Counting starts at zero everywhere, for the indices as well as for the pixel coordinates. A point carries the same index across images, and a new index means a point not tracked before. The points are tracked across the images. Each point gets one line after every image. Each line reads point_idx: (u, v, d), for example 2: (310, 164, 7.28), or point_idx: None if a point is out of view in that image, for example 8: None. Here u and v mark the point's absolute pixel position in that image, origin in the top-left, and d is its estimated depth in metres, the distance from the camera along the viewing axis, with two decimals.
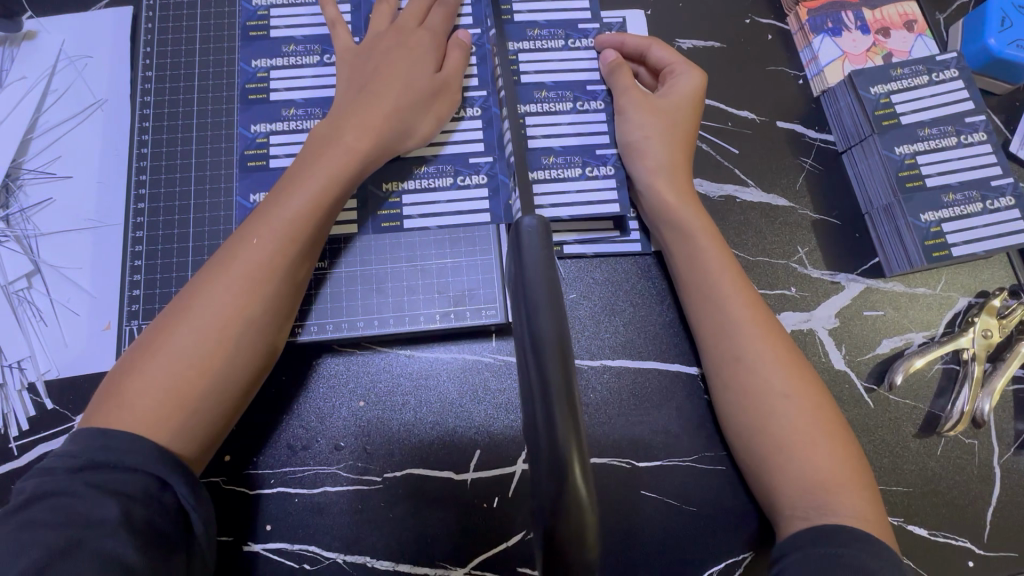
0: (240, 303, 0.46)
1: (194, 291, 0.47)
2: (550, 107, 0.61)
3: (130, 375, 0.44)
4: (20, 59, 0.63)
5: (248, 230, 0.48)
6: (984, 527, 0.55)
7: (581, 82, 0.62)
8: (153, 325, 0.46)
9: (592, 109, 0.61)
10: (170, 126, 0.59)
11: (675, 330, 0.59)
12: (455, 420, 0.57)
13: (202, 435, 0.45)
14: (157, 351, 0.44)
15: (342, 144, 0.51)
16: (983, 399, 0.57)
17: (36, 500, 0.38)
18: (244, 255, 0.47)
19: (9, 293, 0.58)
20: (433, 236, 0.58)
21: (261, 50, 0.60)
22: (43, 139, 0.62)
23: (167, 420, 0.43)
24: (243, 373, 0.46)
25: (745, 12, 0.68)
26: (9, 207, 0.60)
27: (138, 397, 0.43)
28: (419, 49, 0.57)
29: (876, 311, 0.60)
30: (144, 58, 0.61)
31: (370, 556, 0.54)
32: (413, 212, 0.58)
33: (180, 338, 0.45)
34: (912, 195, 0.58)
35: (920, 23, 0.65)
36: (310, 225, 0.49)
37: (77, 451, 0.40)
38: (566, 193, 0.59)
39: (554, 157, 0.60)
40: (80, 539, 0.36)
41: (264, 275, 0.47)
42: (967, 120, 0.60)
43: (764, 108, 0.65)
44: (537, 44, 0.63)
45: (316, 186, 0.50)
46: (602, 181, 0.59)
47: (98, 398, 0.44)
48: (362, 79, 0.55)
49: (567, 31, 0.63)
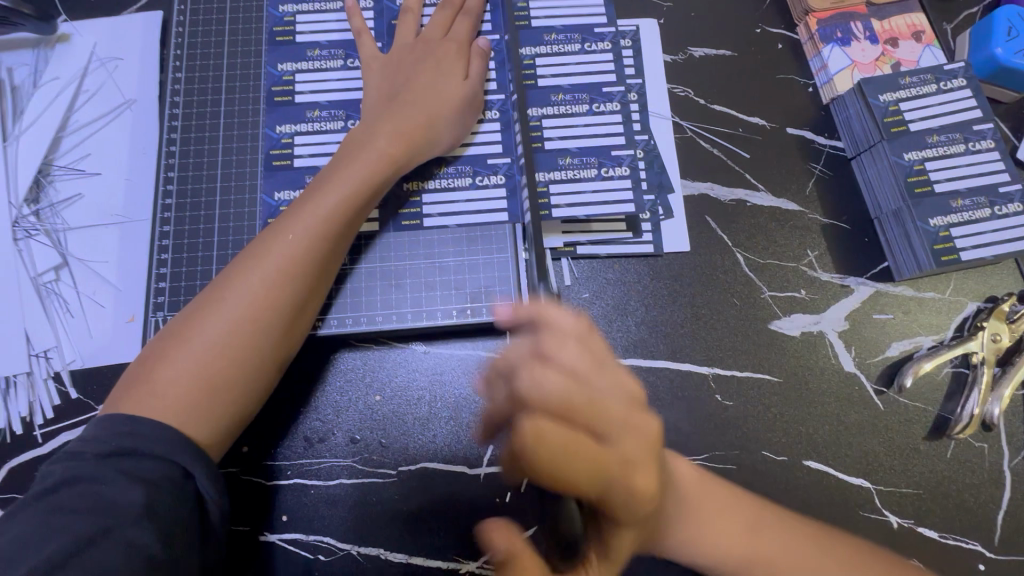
0: (271, 297, 0.48)
1: (225, 283, 0.48)
2: (566, 110, 0.63)
3: (160, 362, 0.45)
4: (54, 60, 0.65)
5: (280, 227, 0.50)
6: (994, 531, 0.55)
7: (597, 85, 0.64)
8: (186, 313, 0.47)
9: (607, 110, 0.63)
10: (198, 126, 0.61)
11: (687, 330, 0.60)
12: (469, 416, 0.58)
13: (225, 423, 0.46)
14: (187, 339, 0.46)
15: (374, 150, 0.54)
16: (993, 403, 0.57)
17: (64, 486, 0.39)
18: (277, 250, 0.49)
19: (37, 285, 0.60)
20: (451, 234, 0.59)
21: (287, 55, 0.63)
22: (74, 137, 0.64)
23: (194, 406, 0.44)
24: (269, 365, 0.48)
25: (756, 21, 0.70)
26: (39, 202, 0.61)
27: (166, 384, 0.44)
28: (447, 58, 0.59)
29: (886, 314, 0.61)
30: (175, 60, 0.64)
31: (384, 549, 0.54)
32: (432, 211, 0.60)
33: (210, 328, 0.46)
34: (920, 200, 0.59)
35: (928, 34, 0.66)
36: (340, 224, 0.51)
37: (104, 437, 0.42)
38: (583, 195, 0.60)
39: (570, 157, 0.62)
40: (108, 525, 0.38)
41: (294, 272, 0.49)
42: (975, 128, 0.61)
43: (774, 114, 0.66)
44: (554, 49, 0.65)
45: (347, 187, 0.52)
46: (617, 182, 0.61)
47: (127, 384, 0.45)
48: (393, 89, 0.58)
49: (583, 34, 0.65)
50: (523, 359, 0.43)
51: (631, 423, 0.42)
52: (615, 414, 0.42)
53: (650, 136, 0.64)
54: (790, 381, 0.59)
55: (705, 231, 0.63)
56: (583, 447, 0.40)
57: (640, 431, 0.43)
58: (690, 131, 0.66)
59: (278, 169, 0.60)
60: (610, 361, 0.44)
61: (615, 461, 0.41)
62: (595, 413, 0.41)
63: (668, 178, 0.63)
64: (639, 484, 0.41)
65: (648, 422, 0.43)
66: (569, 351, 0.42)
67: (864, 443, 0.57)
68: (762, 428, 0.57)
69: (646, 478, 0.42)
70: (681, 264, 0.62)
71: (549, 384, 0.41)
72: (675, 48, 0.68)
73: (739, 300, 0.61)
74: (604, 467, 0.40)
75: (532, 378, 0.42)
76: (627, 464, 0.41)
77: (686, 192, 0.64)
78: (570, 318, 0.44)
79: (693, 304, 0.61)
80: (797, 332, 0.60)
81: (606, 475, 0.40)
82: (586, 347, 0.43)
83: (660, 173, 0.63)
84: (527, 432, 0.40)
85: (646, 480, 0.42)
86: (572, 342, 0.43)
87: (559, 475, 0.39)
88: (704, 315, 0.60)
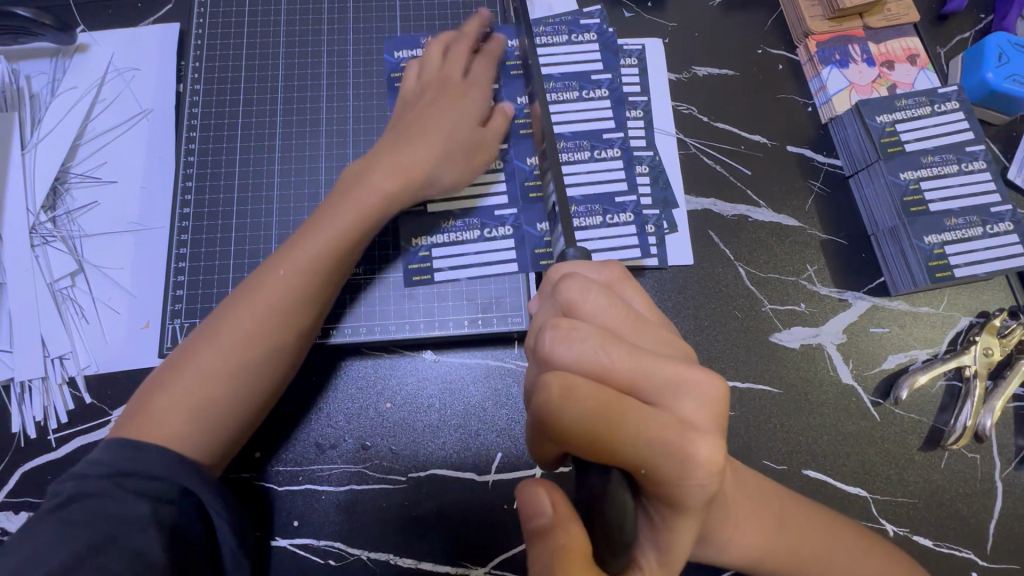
0: (266, 329, 0.49)
1: (223, 315, 0.50)
2: (571, 157, 0.64)
3: (158, 390, 0.47)
4: (73, 69, 0.67)
5: (278, 260, 0.52)
6: (985, 540, 0.57)
7: (596, 132, 0.65)
8: (186, 343, 0.49)
9: (609, 156, 0.64)
10: (216, 137, 0.63)
11: (689, 341, 0.62)
12: (479, 424, 0.59)
13: (220, 444, 0.48)
14: (185, 369, 0.47)
15: (372, 186, 0.54)
16: (984, 415, 0.59)
17: (73, 499, 0.40)
18: (272, 284, 0.50)
19: (53, 291, 0.60)
20: (462, 287, 0.60)
21: (307, 69, 0.65)
22: (91, 145, 0.65)
23: (191, 432, 0.46)
24: (264, 393, 0.50)
25: (758, 42, 0.72)
26: (55, 209, 0.62)
27: (163, 412, 0.46)
28: (462, 99, 0.59)
29: (881, 328, 0.63)
30: (193, 71, 0.65)
31: (394, 553, 0.55)
32: (443, 264, 0.60)
33: (207, 359, 0.48)
34: (916, 218, 0.61)
35: (922, 57, 0.69)
36: (334, 258, 0.52)
37: (107, 459, 0.42)
38: (589, 241, 0.62)
39: (575, 207, 0.63)
40: (110, 534, 0.39)
41: (288, 306, 0.50)
42: (968, 149, 0.63)
43: (776, 133, 0.69)
44: (552, 97, 0.66)
45: (342, 222, 0.53)
46: (621, 228, 0.62)
47: (128, 410, 0.47)
48: (403, 126, 0.58)
49: (581, 82, 0.66)
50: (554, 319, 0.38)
51: (689, 384, 0.35)
52: (670, 363, 0.36)
53: (654, 152, 0.66)
54: (790, 391, 0.60)
55: (708, 245, 0.64)
56: (625, 404, 0.34)
57: (702, 392, 0.35)
58: (695, 147, 0.68)
59: (296, 180, 0.61)
60: (650, 321, 0.40)
61: (670, 423, 0.34)
62: (638, 376, 0.36)
63: (672, 193, 0.66)
64: (701, 452, 0.34)
65: (713, 380, 0.35)
66: (595, 298, 0.39)
67: (861, 453, 0.59)
68: (763, 437, 0.59)
69: (710, 448, 0.34)
70: (684, 278, 0.63)
71: (581, 344, 0.36)
72: (679, 67, 0.70)
73: (741, 312, 0.63)
74: (652, 430, 0.34)
75: (561, 332, 0.37)
76: (684, 425, 0.34)
77: (690, 207, 0.66)
78: (599, 267, 0.43)
79: (696, 315, 0.62)
80: (796, 345, 0.62)
81: (653, 440, 0.33)
82: (620, 300, 0.40)
83: (665, 188, 0.65)
84: (554, 384, 0.34)
85: (710, 449, 0.34)
86: (598, 291, 0.39)
87: (591, 438, 0.33)
88: (707, 327, 0.62)
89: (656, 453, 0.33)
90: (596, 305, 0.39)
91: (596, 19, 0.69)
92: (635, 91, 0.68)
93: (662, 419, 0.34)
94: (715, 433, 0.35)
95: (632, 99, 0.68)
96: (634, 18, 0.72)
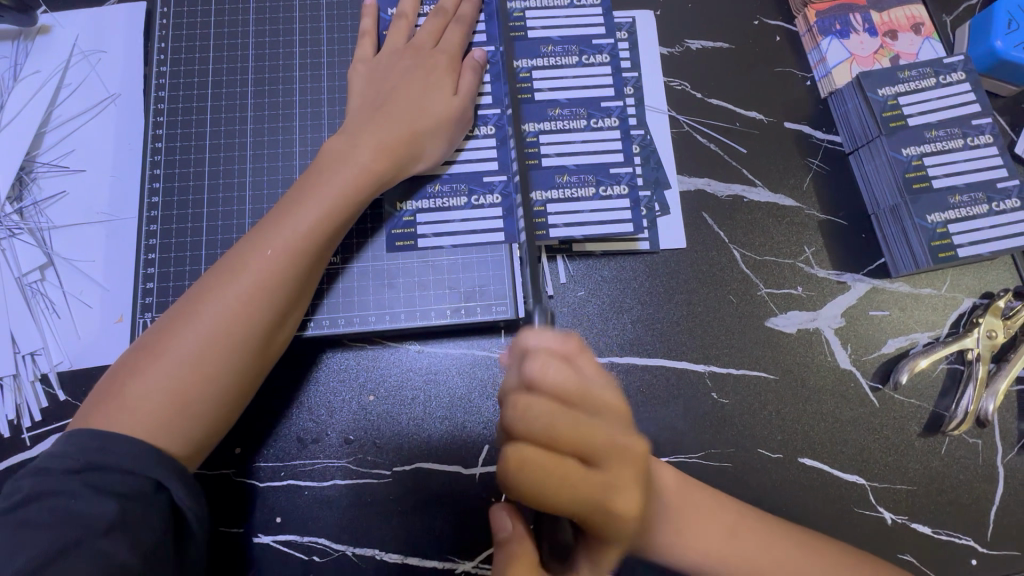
0: (244, 314, 0.47)
1: (199, 296, 0.47)
2: (563, 126, 0.61)
3: (131, 376, 0.45)
4: (34, 53, 0.64)
5: (258, 239, 0.49)
6: (987, 527, 0.56)
7: (596, 98, 0.62)
8: (159, 326, 0.47)
9: (605, 126, 0.61)
10: (185, 121, 0.60)
11: (681, 327, 0.59)
12: (465, 415, 0.57)
13: (198, 438, 0.45)
14: (159, 354, 0.45)
15: (354, 163, 0.52)
16: (987, 399, 0.57)
17: (33, 499, 0.39)
18: (250, 265, 0.48)
19: (22, 286, 0.58)
20: (447, 255, 0.58)
21: (280, 47, 0.62)
22: (57, 132, 0.62)
23: (167, 421, 0.44)
24: (244, 379, 0.47)
25: (754, 12, 0.68)
26: (22, 201, 0.60)
27: (136, 398, 0.44)
28: (433, 70, 0.57)
29: (881, 311, 0.60)
30: (159, 52, 0.62)
31: (379, 549, 0.54)
32: (427, 230, 0.58)
33: (183, 345, 0.45)
34: (918, 196, 0.58)
35: (927, 26, 0.66)
36: (318, 238, 0.50)
37: (73, 452, 0.41)
38: (581, 214, 0.59)
39: (568, 175, 0.60)
40: (75, 538, 0.38)
41: (268, 289, 0.48)
42: (974, 123, 0.60)
43: (772, 109, 0.66)
44: (551, 62, 0.63)
45: (326, 200, 0.50)
46: (615, 200, 0.59)
47: (99, 398, 0.44)
48: (374, 101, 0.56)
49: (581, 45, 0.63)
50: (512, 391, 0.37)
51: (620, 448, 0.37)
52: (608, 426, 0.37)
53: (646, 131, 0.63)
54: (785, 377, 0.59)
55: (701, 227, 0.62)
56: (567, 473, 0.35)
57: (628, 453, 0.38)
58: (687, 125, 0.65)
59: (270, 165, 0.59)
60: (606, 393, 0.38)
61: (600, 484, 0.36)
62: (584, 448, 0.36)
63: (664, 173, 0.63)
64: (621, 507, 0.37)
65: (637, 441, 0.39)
66: (556, 370, 0.37)
67: (860, 440, 0.57)
68: (758, 425, 0.57)
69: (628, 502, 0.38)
70: (677, 262, 0.61)
71: (534, 422, 0.36)
72: (672, 41, 0.67)
73: (736, 297, 0.60)
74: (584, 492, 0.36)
75: (517, 410, 0.36)
76: (612, 486, 0.37)
77: (682, 187, 0.63)
78: (558, 337, 0.40)
79: (688, 301, 0.60)
80: (793, 330, 0.60)
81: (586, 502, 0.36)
82: (577, 373, 0.38)
83: (656, 169, 0.63)
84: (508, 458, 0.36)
85: (628, 502, 0.38)
86: (560, 363, 0.38)
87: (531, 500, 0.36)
88: (700, 313, 0.60)
89: (585, 511, 0.36)
90: (554, 374, 0.37)
91: None
92: (626, 65, 0.65)
93: (595, 482, 0.36)
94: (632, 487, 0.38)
95: (623, 75, 0.65)
96: None
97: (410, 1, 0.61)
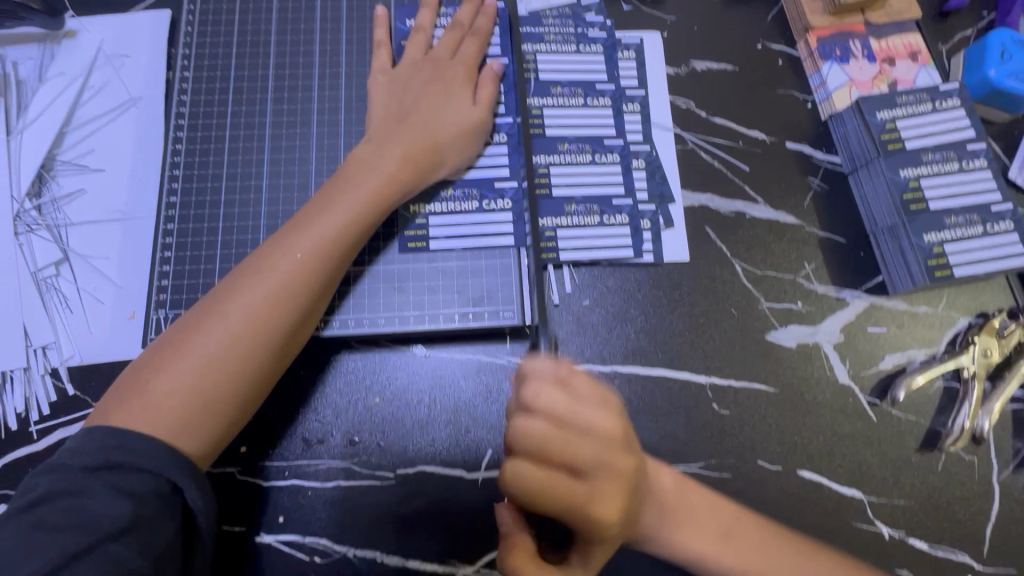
0: (270, 315, 0.48)
1: (227, 295, 0.48)
2: (572, 159, 0.63)
3: (156, 373, 0.46)
4: (61, 56, 0.66)
5: (286, 241, 0.50)
6: (982, 543, 0.56)
7: (599, 137, 0.64)
8: (185, 323, 0.48)
9: (608, 162, 0.64)
10: (205, 124, 0.62)
11: (683, 338, 0.61)
12: (469, 418, 0.58)
13: (217, 437, 0.46)
14: (184, 352, 0.46)
15: (382, 171, 0.54)
16: (982, 417, 0.58)
17: (46, 499, 0.39)
18: (278, 266, 0.49)
19: (37, 280, 0.59)
20: (456, 256, 0.60)
21: (300, 56, 0.64)
22: (78, 132, 0.64)
23: (190, 419, 0.45)
24: (264, 375, 0.48)
25: (757, 37, 0.71)
26: (41, 197, 0.61)
27: (160, 396, 0.44)
28: (455, 83, 0.60)
29: (879, 328, 0.62)
30: (182, 58, 0.64)
31: (380, 551, 0.54)
32: (438, 233, 0.60)
33: (208, 344, 0.46)
34: (915, 216, 0.60)
35: (923, 54, 0.68)
36: (344, 244, 0.52)
37: (92, 451, 0.41)
38: (587, 239, 0.62)
39: (575, 205, 0.62)
40: (89, 542, 0.38)
41: (294, 289, 0.49)
42: (968, 147, 0.62)
43: (774, 129, 0.68)
44: (559, 101, 0.65)
45: (354, 206, 0.52)
46: (617, 229, 0.62)
47: (121, 394, 0.45)
48: (398, 113, 0.58)
49: (586, 90, 0.66)
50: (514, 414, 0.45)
51: (605, 465, 0.44)
52: (597, 445, 0.44)
53: (651, 147, 0.65)
54: (785, 390, 0.60)
55: (704, 241, 0.64)
56: (556, 482, 0.42)
57: (618, 470, 0.44)
58: (692, 143, 0.67)
59: (286, 169, 0.61)
60: (597, 408, 0.45)
61: (583, 491, 0.43)
62: (571, 455, 0.43)
63: (669, 189, 0.65)
64: (602, 513, 0.43)
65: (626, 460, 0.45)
66: (549, 397, 0.44)
67: (857, 454, 0.58)
68: (757, 437, 0.58)
69: (610, 509, 0.43)
70: (680, 274, 0.62)
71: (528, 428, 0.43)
72: (678, 61, 0.69)
73: (737, 310, 0.62)
74: (575, 501, 0.42)
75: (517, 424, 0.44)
76: (592, 492, 0.43)
77: (687, 203, 0.65)
78: (549, 363, 0.46)
79: (691, 312, 0.61)
80: (793, 344, 0.61)
81: (577, 508, 0.42)
82: (566, 397, 0.44)
83: (662, 183, 0.65)
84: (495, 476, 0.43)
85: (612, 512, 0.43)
86: (552, 386, 0.44)
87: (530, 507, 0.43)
88: (702, 325, 0.61)
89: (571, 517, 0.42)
90: (546, 399, 0.44)
91: (599, 13, 0.69)
92: (633, 84, 0.67)
93: (583, 488, 0.43)
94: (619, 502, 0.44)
95: (630, 93, 0.67)
96: (633, 10, 0.71)
97: (427, 15, 0.63)
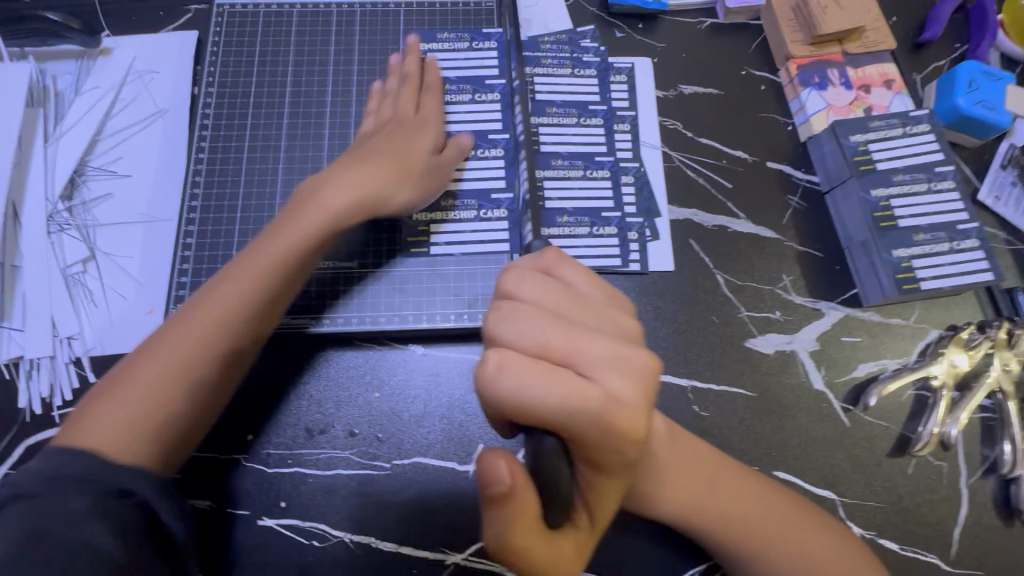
0: (214, 329, 0.52)
1: (181, 315, 0.53)
2: (564, 174, 0.68)
3: (113, 387, 0.50)
4: (96, 71, 0.71)
5: (234, 264, 0.55)
6: (950, 546, 0.59)
7: (590, 153, 0.69)
8: (145, 343, 0.53)
9: (599, 177, 0.68)
10: (225, 135, 0.67)
11: (667, 343, 0.64)
12: (462, 414, 0.62)
13: (165, 443, 0.49)
14: (138, 367, 0.50)
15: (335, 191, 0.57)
16: (948, 426, 0.60)
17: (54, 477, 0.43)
18: (223, 286, 0.54)
19: (65, 276, 0.64)
20: (455, 261, 0.64)
21: (316, 75, 0.70)
22: (110, 140, 0.69)
23: (137, 426, 0.48)
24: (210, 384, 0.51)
25: (742, 64, 0.76)
26: (72, 199, 0.66)
27: (113, 406, 0.48)
28: (407, 108, 0.65)
29: (853, 337, 0.65)
30: (207, 75, 0.69)
31: (375, 537, 0.57)
32: (438, 240, 0.64)
33: (159, 357, 0.50)
34: (885, 233, 0.64)
35: (897, 82, 0.73)
36: (288, 260, 0.55)
37: (49, 457, 0.44)
38: (577, 248, 0.66)
39: (566, 216, 0.66)
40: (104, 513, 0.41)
41: (239, 304, 0.53)
42: (937, 170, 0.66)
43: (756, 149, 0.72)
44: (554, 120, 0.70)
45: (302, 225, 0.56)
46: (606, 239, 0.66)
47: (83, 408, 0.50)
48: (368, 140, 0.63)
49: (580, 110, 0.71)
50: (494, 303, 0.43)
51: (620, 357, 0.39)
52: (601, 337, 0.40)
53: (640, 164, 0.70)
54: (762, 395, 0.63)
55: (688, 252, 0.68)
56: (556, 373, 0.38)
57: (634, 365, 0.39)
58: (679, 161, 0.71)
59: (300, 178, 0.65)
60: (590, 299, 0.43)
61: (596, 395, 0.37)
62: (570, 348, 0.39)
63: (656, 203, 0.69)
64: (622, 421, 0.38)
65: (643, 354, 0.40)
66: (534, 282, 0.43)
67: (831, 457, 0.61)
68: (735, 438, 0.61)
69: (630, 420, 0.38)
70: (665, 282, 0.66)
71: (519, 322, 0.40)
72: (666, 85, 0.74)
73: (717, 317, 0.65)
74: (579, 404, 0.37)
75: (501, 312, 0.41)
76: (610, 400, 0.38)
77: (672, 216, 0.69)
78: (532, 256, 0.45)
79: (674, 318, 0.65)
80: (770, 350, 0.64)
81: (580, 414, 0.37)
82: (556, 282, 0.43)
83: (649, 198, 0.69)
84: (491, 360, 0.38)
85: (630, 421, 0.38)
86: (537, 275, 0.43)
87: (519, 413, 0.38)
88: (684, 330, 0.65)
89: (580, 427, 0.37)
90: (534, 287, 0.42)
91: (593, 40, 0.74)
92: (624, 105, 0.72)
93: (591, 394, 0.38)
94: (640, 403, 0.39)
95: (621, 114, 0.72)
96: (625, 37, 0.76)
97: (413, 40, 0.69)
